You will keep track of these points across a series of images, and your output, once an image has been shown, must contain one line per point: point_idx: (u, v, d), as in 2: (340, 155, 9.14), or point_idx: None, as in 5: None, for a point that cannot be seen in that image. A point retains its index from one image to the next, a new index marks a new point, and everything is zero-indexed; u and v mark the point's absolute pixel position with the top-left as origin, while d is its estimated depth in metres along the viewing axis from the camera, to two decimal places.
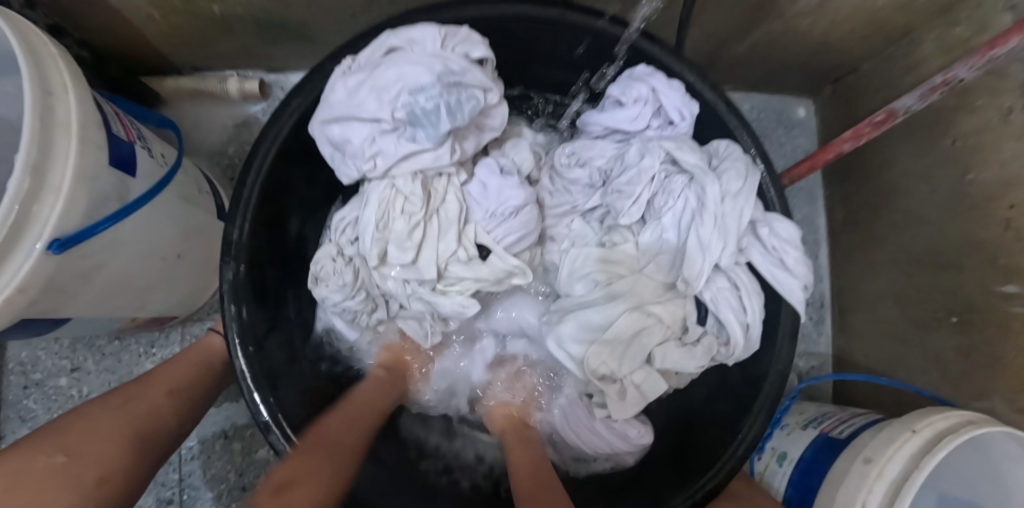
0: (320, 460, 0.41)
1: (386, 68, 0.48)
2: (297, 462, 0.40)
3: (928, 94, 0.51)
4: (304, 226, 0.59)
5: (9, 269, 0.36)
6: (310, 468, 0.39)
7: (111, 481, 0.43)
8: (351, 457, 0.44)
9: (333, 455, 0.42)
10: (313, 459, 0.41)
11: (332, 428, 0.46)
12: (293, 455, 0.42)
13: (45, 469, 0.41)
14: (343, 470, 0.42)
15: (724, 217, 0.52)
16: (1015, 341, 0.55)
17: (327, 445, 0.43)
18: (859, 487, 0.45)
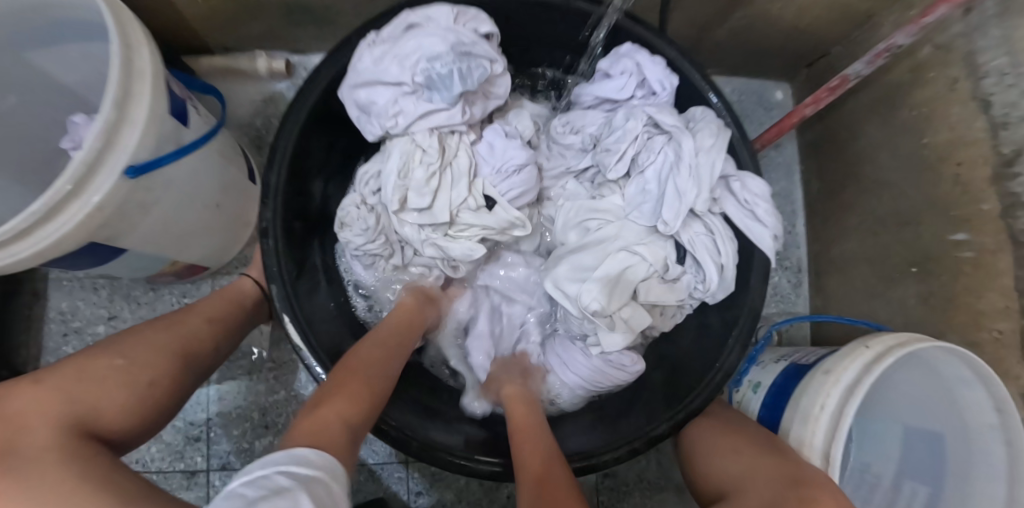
0: (358, 387, 0.47)
1: (407, 40, 0.55)
2: (343, 385, 0.46)
3: (874, 59, 0.59)
4: (327, 188, 0.66)
5: (92, 187, 0.43)
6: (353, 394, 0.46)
7: (159, 385, 0.50)
8: (378, 389, 0.49)
9: (364, 381, 0.48)
10: (356, 385, 0.47)
11: (374, 357, 0.52)
12: (339, 374, 0.48)
13: (106, 370, 0.48)
14: (374, 395, 0.48)
15: (699, 168, 0.59)
16: (965, 282, 0.62)
17: (360, 375, 0.49)
18: (818, 392, 0.51)
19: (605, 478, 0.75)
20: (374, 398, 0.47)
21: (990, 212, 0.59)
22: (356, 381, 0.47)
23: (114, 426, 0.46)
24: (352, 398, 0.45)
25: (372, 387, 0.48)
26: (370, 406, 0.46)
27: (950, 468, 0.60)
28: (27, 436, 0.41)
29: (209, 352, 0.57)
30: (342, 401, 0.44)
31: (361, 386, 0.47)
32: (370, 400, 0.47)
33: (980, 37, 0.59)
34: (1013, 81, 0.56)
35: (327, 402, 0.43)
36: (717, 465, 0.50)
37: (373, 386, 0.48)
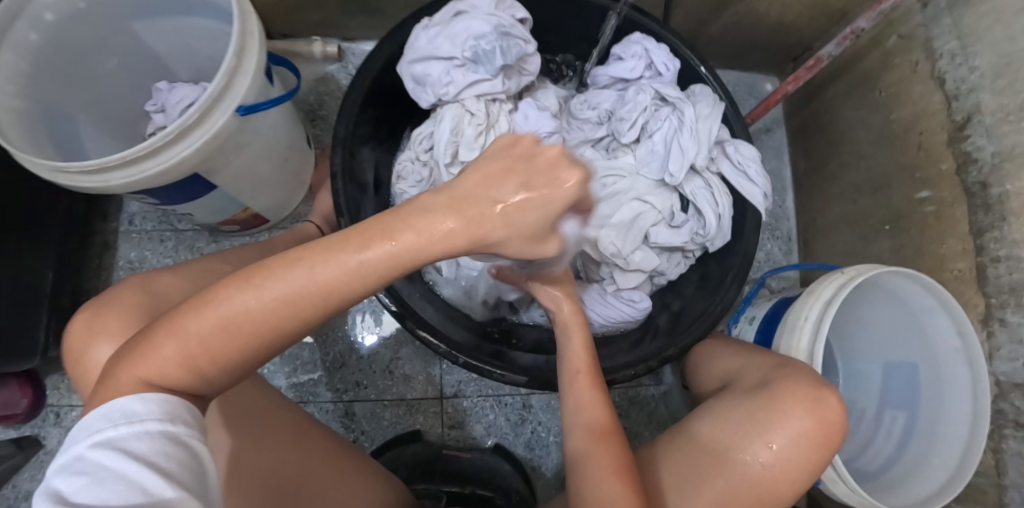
0: (233, 319, 0.34)
1: (457, 22, 0.66)
2: (251, 290, 0.34)
3: (842, 41, 0.70)
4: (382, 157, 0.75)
5: (212, 119, 0.53)
6: (224, 326, 0.34)
7: None
8: (258, 348, 0.34)
9: (255, 305, 0.34)
10: (252, 303, 0.34)
11: (283, 272, 0.34)
12: (262, 284, 0.34)
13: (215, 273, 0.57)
14: (259, 349, 0.35)
15: (699, 131, 0.70)
16: (930, 233, 0.72)
17: (241, 326, 0.34)
18: (802, 308, 0.61)
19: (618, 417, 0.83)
20: (285, 331, 0.35)
21: (947, 170, 0.69)
22: (235, 336, 0.34)
23: None
24: (234, 332, 0.34)
25: (285, 320, 0.35)
26: (281, 342, 0.36)
27: (925, 394, 0.68)
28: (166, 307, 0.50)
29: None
30: (211, 329, 0.34)
31: (235, 340, 0.34)
32: (242, 332, 0.34)
33: (935, 26, 0.70)
34: (962, 60, 0.67)
35: (213, 318, 0.34)
36: (718, 369, 0.62)
37: (270, 319, 0.34)
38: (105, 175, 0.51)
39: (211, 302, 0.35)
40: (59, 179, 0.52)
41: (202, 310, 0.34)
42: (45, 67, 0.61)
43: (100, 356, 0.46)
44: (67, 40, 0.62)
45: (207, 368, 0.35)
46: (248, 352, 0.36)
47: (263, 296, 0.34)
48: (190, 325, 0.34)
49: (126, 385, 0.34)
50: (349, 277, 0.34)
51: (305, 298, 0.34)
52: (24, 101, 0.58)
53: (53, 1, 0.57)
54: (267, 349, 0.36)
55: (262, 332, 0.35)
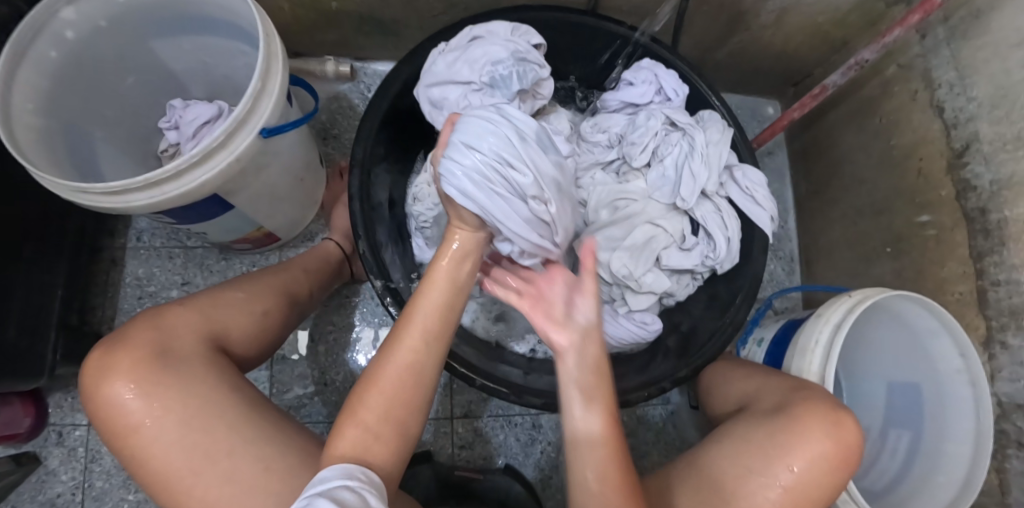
0: (391, 383, 0.45)
1: (475, 47, 0.67)
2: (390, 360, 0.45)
3: (847, 72, 0.73)
4: (400, 176, 0.76)
5: (236, 141, 0.54)
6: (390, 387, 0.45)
7: (269, 313, 0.59)
8: (422, 382, 0.46)
9: (407, 362, 0.45)
10: (400, 366, 0.45)
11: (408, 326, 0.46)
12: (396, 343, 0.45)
13: (230, 299, 0.57)
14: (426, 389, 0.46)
15: (709, 155, 0.72)
16: (931, 256, 0.74)
17: (401, 376, 0.45)
18: (813, 332, 0.62)
19: (627, 437, 0.83)
20: (431, 358, 0.46)
21: (947, 196, 0.71)
22: (402, 387, 0.45)
23: (245, 349, 0.56)
24: (393, 391, 0.45)
25: (424, 353, 0.46)
26: (430, 375, 0.46)
27: (928, 413, 0.69)
28: (176, 343, 0.49)
29: (306, 295, 0.66)
30: (380, 399, 0.44)
31: (410, 388, 0.45)
32: (409, 384, 0.45)
33: (934, 57, 0.72)
34: (961, 90, 0.69)
35: (372, 388, 0.45)
36: (735, 392, 0.62)
37: (410, 362, 0.45)
38: (126, 197, 0.51)
39: (375, 378, 0.45)
40: (78, 198, 0.51)
41: (367, 392, 0.45)
42: (64, 84, 0.60)
43: (111, 396, 0.46)
44: (86, 57, 0.62)
45: (391, 426, 0.45)
46: (418, 394, 0.46)
47: (406, 356, 0.45)
48: (362, 405, 0.45)
49: (353, 441, 0.44)
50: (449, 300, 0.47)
51: (429, 332, 0.46)
52: (44, 118, 0.58)
53: (74, 19, 0.57)
54: (422, 393, 0.46)
55: (417, 376, 0.45)
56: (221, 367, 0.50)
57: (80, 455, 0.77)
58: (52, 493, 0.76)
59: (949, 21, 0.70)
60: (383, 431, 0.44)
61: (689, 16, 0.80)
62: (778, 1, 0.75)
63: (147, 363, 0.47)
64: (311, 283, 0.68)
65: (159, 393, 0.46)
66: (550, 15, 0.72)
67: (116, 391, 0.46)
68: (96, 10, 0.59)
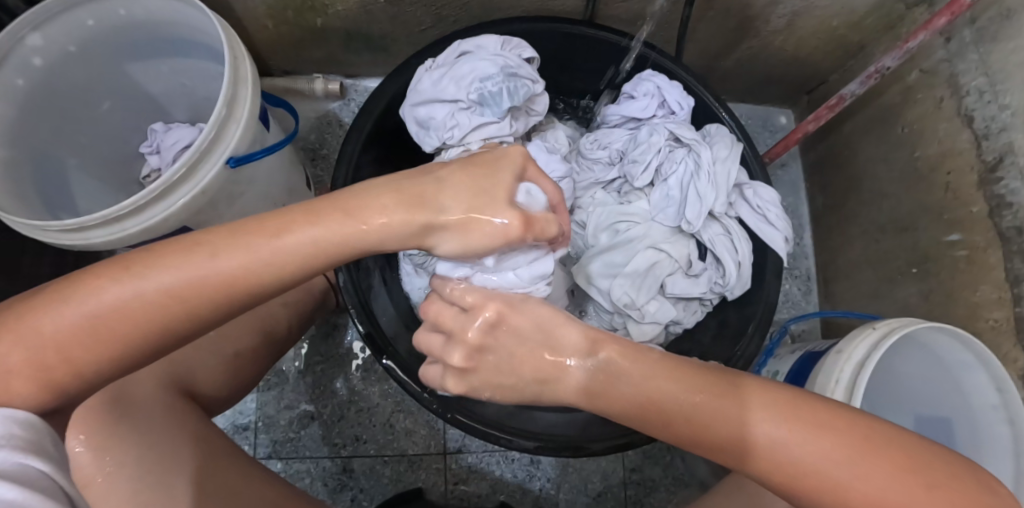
0: (83, 326, 0.34)
1: (462, 63, 0.63)
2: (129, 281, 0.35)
3: (867, 80, 0.67)
4: None
5: (200, 172, 0.50)
6: (98, 321, 0.34)
7: None
8: (144, 327, 0.35)
9: (149, 290, 0.35)
10: (113, 303, 0.34)
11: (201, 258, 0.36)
12: (163, 273, 0.35)
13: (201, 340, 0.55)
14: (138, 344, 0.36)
15: (716, 175, 0.67)
16: (963, 277, 0.67)
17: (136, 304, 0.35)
18: (833, 369, 0.57)
19: (632, 473, 0.77)
20: (168, 326, 0.36)
21: (979, 213, 0.65)
22: (119, 324, 0.35)
23: None
24: (98, 331, 0.34)
25: (175, 295, 0.35)
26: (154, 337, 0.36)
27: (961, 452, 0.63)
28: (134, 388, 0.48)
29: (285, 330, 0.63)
30: (80, 320, 0.34)
31: (125, 329, 0.35)
32: (111, 339, 0.35)
33: (960, 61, 0.67)
34: (992, 98, 0.63)
35: (89, 316, 0.34)
36: None
37: (130, 313, 0.35)
38: (84, 233, 0.48)
39: (90, 288, 0.34)
40: (36, 236, 0.49)
41: (52, 314, 0.34)
42: (34, 113, 0.58)
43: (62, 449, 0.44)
44: (58, 83, 0.59)
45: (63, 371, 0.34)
46: (119, 356, 0.36)
47: (159, 287, 0.35)
48: (44, 325, 0.33)
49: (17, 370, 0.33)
50: (244, 277, 0.37)
51: (180, 294, 0.35)
52: (10, 149, 0.56)
53: (42, 44, 0.55)
54: (136, 341, 0.36)
55: (130, 331, 0.35)
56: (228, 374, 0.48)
57: None
58: None
59: (976, 23, 0.64)
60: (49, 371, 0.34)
61: (692, 24, 0.75)
62: (788, 5, 0.70)
63: (104, 412, 0.46)
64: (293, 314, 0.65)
65: (116, 438, 0.45)
66: (542, 25, 0.67)
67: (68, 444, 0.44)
68: (65, 35, 0.56)
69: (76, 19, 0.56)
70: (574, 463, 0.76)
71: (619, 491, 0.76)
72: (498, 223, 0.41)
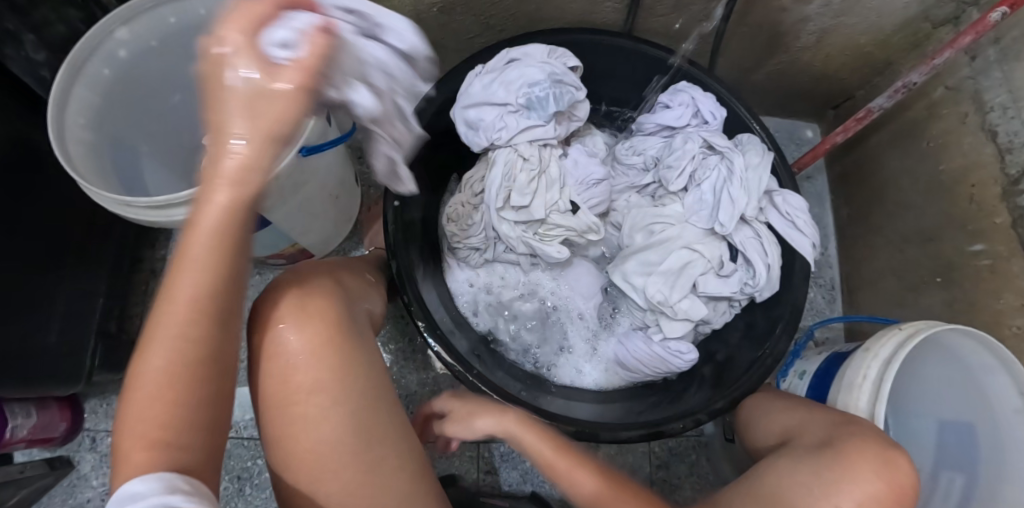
0: (159, 378, 0.34)
1: (512, 69, 0.67)
2: (158, 336, 0.35)
3: (893, 95, 0.70)
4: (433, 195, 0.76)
5: (275, 160, 0.54)
6: (157, 387, 0.34)
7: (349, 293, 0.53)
8: (198, 358, 0.35)
9: (172, 325, 0.35)
10: (167, 355, 0.34)
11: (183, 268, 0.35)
12: (168, 314, 0.35)
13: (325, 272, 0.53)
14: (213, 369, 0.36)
15: (749, 181, 0.70)
16: (986, 285, 0.70)
17: (180, 341, 0.35)
18: (859, 366, 0.60)
19: (658, 469, 0.79)
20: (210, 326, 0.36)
21: (1002, 224, 0.68)
22: (174, 373, 0.35)
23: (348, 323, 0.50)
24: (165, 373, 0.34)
25: (194, 314, 0.35)
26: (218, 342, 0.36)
27: (983, 456, 0.64)
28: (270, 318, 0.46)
29: None
30: (146, 399, 0.34)
31: (184, 366, 0.35)
32: (185, 385, 0.35)
33: (984, 78, 0.70)
34: (1015, 113, 0.66)
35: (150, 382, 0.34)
36: (777, 424, 0.59)
37: (177, 334, 0.35)
38: (169, 210, 0.52)
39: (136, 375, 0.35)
40: (124, 212, 0.53)
41: (134, 392, 0.34)
42: (115, 101, 0.63)
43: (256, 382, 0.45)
44: (138, 76, 0.64)
45: (175, 416, 0.34)
46: (204, 391, 0.36)
47: (175, 323, 0.35)
48: (142, 406, 0.34)
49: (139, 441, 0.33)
50: (221, 245, 0.35)
51: (189, 302, 0.35)
52: (94, 134, 0.60)
53: (127, 39, 0.60)
54: (207, 363, 0.36)
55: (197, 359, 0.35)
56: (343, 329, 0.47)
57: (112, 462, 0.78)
58: (83, 497, 0.76)
59: (1000, 42, 0.68)
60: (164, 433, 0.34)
61: (726, 38, 0.79)
62: (819, 22, 0.74)
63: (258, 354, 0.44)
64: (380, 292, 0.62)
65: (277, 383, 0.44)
66: (586, 36, 0.71)
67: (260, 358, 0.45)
68: (149, 31, 0.61)
69: (159, 17, 0.61)
70: (603, 456, 0.79)
71: (646, 486, 0.78)
72: (284, 90, 0.35)
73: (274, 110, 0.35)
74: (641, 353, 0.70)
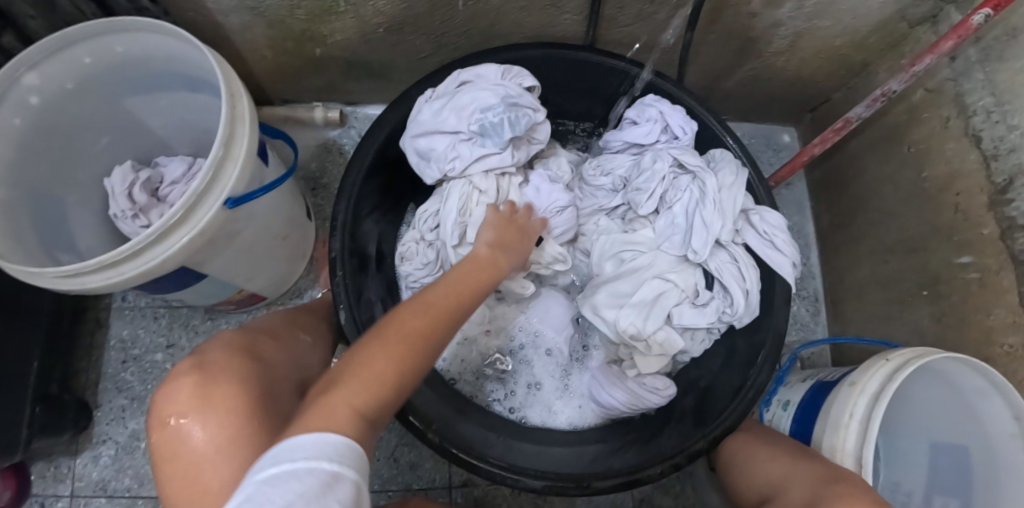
0: (381, 371, 0.37)
1: (462, 93, 0.62)
2: (397, 340, 0.39)
3: (872, 103, 0.66)
4: (388, 229, 0.71)
5: (197, 215, 0.49)
6: (367, 382, 0.37)
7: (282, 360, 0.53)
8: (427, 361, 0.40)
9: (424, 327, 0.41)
10: (393, 359, 0.38)
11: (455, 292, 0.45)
12: (417, 316, 0.42)
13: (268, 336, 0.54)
14: (411, 381, 0.40)
15: (722, 202, 0.66)
16: (975, 300, 0.66)
17: (424, 342, 0.40)
18: (845, 403, 0.56)
19: (642, 504, 0.76)
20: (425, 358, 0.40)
21: (990, 235, 0.64)
22: (412, 370, 0.39)
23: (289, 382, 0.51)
24: (387, 372, 0.37)
25: (447, 324, 0.43)
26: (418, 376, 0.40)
27: (976, 482, 0.61)
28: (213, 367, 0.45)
29: None
30: (357, 391, 0.36)
31: (417, 366, 0.39)
32: (387, 384, 0.38)
33: (966, 81, 0.66)
34: (1000, 118, 0.62)
35: (357, 378, 0.37)
36: (761, 473, 0.55)
37: (409, 359, 0.39)
38: (81, 278, 0.47)
39: (362, 371, 0.37)
40: (32, 280, 0.48)
41: (342, 383, 0.36)
42: (32, 150, 0.58)
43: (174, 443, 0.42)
44: (55, 122, 0.59)
45: (369, 417, 0.36)
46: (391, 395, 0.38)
47: (427, 325, 0.41)
48: (339, 395, 0.35)
49: (332, 412, 0.34)
50: (460, 296, 0.46)
51: (414, 335, 0.40)
52: (6, 191, 0.55)
53: (38, 83, 0.55)
54: (413, 376, 0.39)
55: (402, 378, 0.38)
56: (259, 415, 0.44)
57: None
58: None
59: (981, 42, 0.63)
60: (363, 422, 0.35)
61: (694, 46, 0.75)
62: (791, 27, 0.70)
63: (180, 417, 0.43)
64: (317, 354, 0.60)
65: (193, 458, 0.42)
66: (543, 53, 0.67)
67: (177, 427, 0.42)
68: (62, 74, 0.56)
69: (73, 57, 0.55)
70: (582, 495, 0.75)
71: None
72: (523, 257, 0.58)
73: (514, 232, 0.58)
74: (610, 386, 0.67)
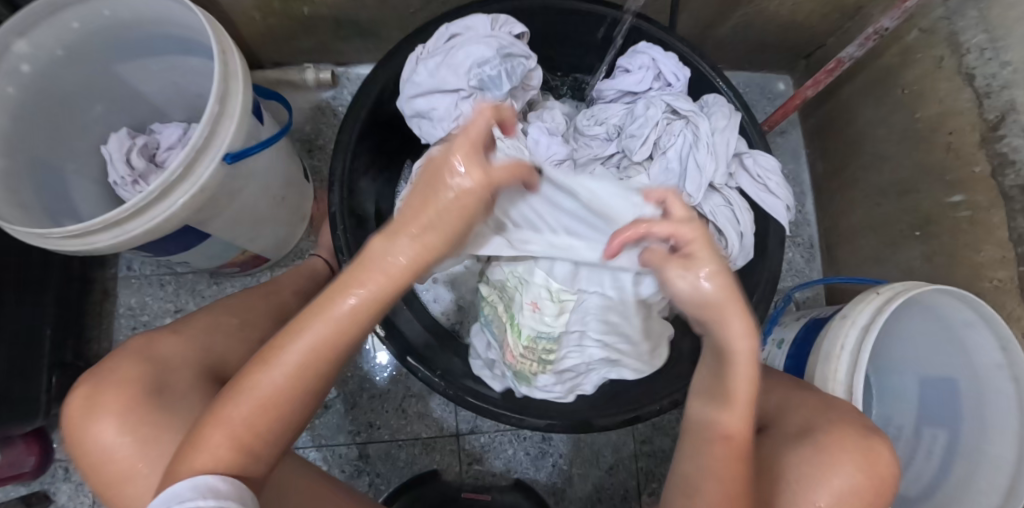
0: (247, 413, 0.38)
1: (456, 50, 0.62)
2: (267, 381, 0.39)
3: (864, 42, 0.66)
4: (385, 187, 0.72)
5: (197, 172, 0.50)
6: (236, 428, 0.38)
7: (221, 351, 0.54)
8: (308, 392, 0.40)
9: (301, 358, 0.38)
10: (261, 401, 0.38)
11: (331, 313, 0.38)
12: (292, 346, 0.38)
13: (205, 326, 0.55)
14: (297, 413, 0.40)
15: (716, 145, 0.66)
16: (966, 238, 0.67)
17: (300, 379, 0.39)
18: (838, 335, 0.58)
19: (643, 445, 0.78)
20: (296, 407, 0.40)
21: (981, 173, 0.64)
22: (284, 407, 0.39)
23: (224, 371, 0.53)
24: (261, 412, 0.38)
25: (330, 354, 0.39)
26: (303, 416, 0.41)
27: (965, 412, 0.63)
28: (121, 373, 0.47)
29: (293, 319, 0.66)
30: (227, 438, 0.38)
31: (290, 406, 0.39)
32: (270, 419, 0.39)
33: (959, 18, 0.65)
34: (992, 55, 0.62)
35: (225, 420, 0.38)
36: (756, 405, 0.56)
37: (285, 398, 0.39)
38: (88, 238, 0.48)
39: (225, 414, 0.38)
40: (39, 242, 0.49)
41: (211, 425, 0.38)
42: (28, 119, 0.58)
43: (90, 441, 0.46)
44: (48, 90, 0.59)
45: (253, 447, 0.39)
46: (277, 425, 0.40)
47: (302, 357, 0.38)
48: (208, 434, 0.38)
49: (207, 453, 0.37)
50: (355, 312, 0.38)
51: (291, 379, 0.39)
52: (6, 160, 0.56)
53: (29, 51, 0.55)
54: (294, 411, 0.40)
55: (283, 413, 0.39)
56: (147, 417, 0.45)
57: (89, 489, 0.77)
58: None
59: None
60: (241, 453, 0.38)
61: None
62: None
63: (87, 417, 0.46)
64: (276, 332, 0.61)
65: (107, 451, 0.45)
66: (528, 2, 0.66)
67: (91, 432, 0.46)
68: (51, 40, 0.56)
69: (60, 23, 0.55)
70: (585, 439, 0.78)
71: (630, 463, 0.78)
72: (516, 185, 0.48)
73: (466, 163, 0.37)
74: None
